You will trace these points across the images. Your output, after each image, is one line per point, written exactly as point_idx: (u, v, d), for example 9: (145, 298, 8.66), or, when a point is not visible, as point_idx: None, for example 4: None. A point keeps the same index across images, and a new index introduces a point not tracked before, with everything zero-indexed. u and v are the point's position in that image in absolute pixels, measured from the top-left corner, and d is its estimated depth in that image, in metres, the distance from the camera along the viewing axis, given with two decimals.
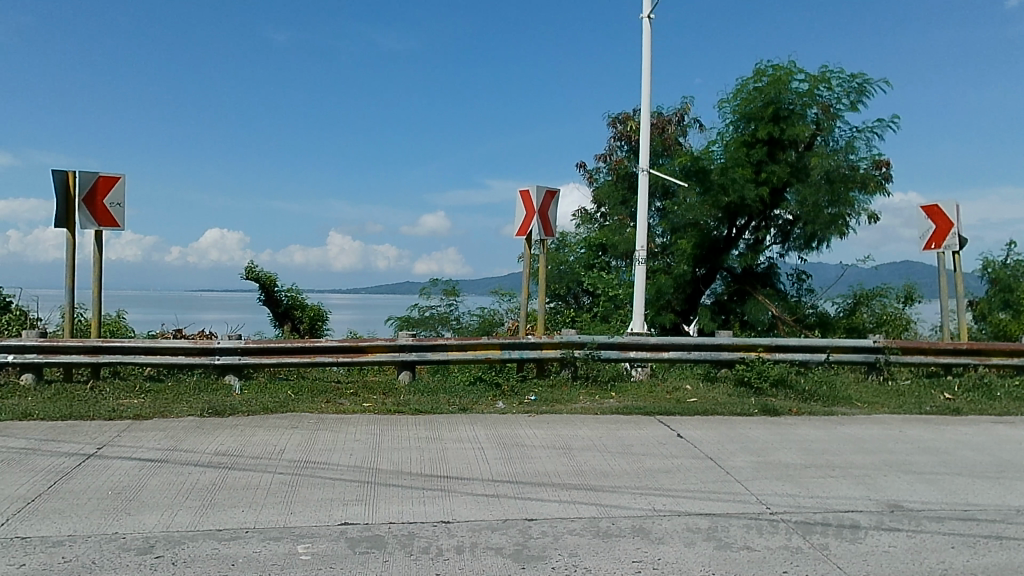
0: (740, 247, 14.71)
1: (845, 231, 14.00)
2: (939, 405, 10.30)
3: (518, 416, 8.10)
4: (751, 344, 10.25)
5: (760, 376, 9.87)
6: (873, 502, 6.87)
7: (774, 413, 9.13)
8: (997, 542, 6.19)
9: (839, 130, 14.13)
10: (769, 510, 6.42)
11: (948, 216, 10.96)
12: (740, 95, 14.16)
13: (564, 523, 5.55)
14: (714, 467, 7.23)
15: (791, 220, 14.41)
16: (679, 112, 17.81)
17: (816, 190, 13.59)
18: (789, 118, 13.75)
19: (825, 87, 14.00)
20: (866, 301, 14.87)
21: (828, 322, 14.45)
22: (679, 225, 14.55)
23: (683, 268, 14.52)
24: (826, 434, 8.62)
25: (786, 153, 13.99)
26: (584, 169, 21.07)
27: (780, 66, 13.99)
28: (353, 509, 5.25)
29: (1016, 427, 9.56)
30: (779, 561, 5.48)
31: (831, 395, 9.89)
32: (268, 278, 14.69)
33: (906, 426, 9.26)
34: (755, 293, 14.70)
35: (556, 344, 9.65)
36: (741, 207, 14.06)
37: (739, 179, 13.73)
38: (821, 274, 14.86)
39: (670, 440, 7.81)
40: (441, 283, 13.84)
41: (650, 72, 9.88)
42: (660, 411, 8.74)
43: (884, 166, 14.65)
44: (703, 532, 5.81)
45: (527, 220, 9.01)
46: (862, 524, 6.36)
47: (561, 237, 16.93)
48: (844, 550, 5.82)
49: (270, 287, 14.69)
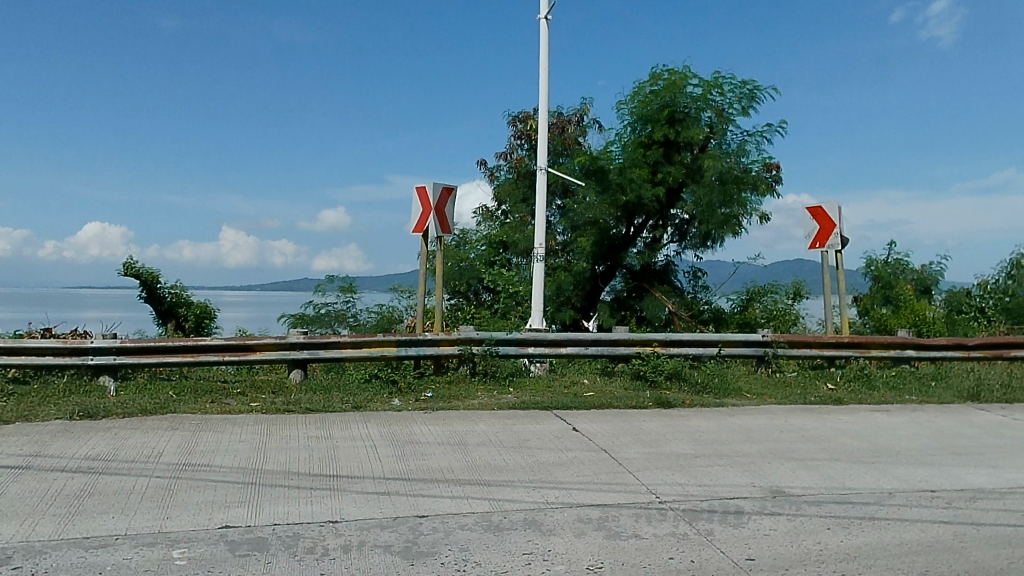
0: (638, 246, 15.04)
1: (738, 230, 14.58)
2: (823, 395, 10.89)
3: (413, 413, 8.08)
4: (646, 339, 10.54)
5: (654, 370, 10.18)
6: (757, 488, 7.19)
7: (668, 405, 9.42)
8: (869, 522, 6.60)
9: (732, 133, 14.68)
10: (658, 499, 6.63)
11: (830, 217, 11.58)
12: (636, 97, 14.56)
13: (455, 518, 5.58)
14: (607, 458, 7.41)
15: (687, 220, 14.90)
16: (579, 112, 18.15)
17: (710, 191, 14.10)
18: (684, 121, 14.21)
19: (718, 92, 14.51)
20: (758, 297, 15.61)
21: (722, 318, 15.03)
22: (580, 224, 14.83)
23: (582, 265, 14.92)
24: (716, 425, 8.96)
25: (681, 155, 14.46)
26: (484, 167, 21.15)
27: (675, 70, 14.41)
28: (236, 511, 5.12)
29: (891, 415, 10.21)
30: (666, 548, 5.67)
31: (722, 387, 10.27)
32: (149, 275, 14.14)
33: (791, 415, 9.74)
34: (653, 289, 15.04)
35: (454, 340, 9.67)
36: (638, 207, 14.43)
37: (636, 179, 14.12)
38: (715, 273, 15.32)
39: (565, 433, 7.95)
40: (337, 280, 13.62)
41: (547, 70, 10.01)
42: (556, 405, 8.89)
43: (774, 168, 15.29)
44: (594, 522, 5.96)
45: (423, 217, 8.98)
46: (746, 510, 6.65)
47: (462, 234, 16.98)
48: (728, 534, 6.08)
49: (152, 283, 14.16)
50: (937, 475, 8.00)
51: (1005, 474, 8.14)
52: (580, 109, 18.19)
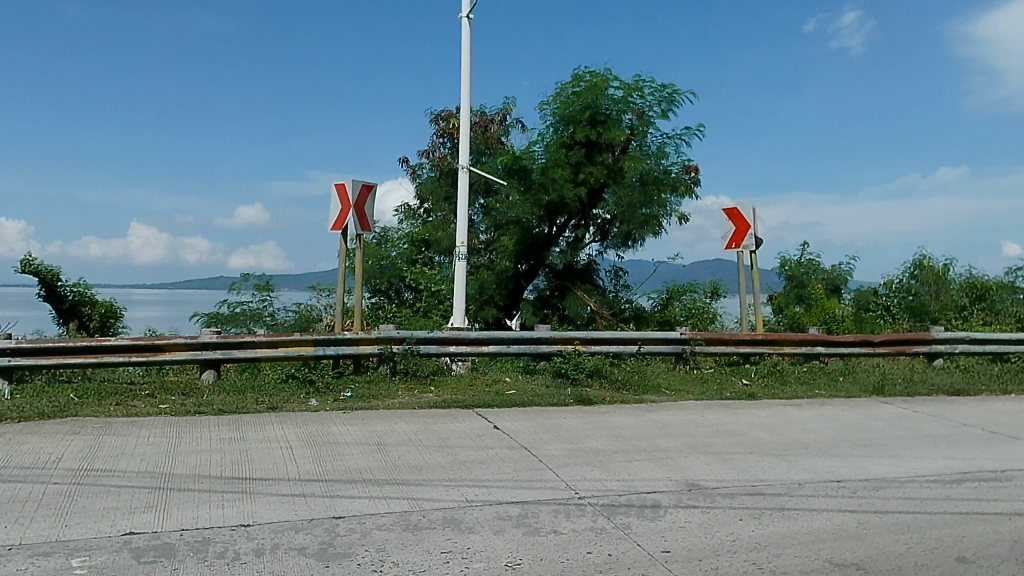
0: (560, 245, 15.17)
1: (658, 231, 14.93)
2: (738, 391, 11.24)
3: (331, 413, 7.96)
4: (568, 337, 10.67)
5: (576, 368, 10.35)
6: (673, 482, 7.38)
7: (588, 402, 9.56)
8: (779, 513, 6.86)
9: (652, 135, 14.98)
10: (578, 495, 6.72)
11: (745, 218, 11.95)
12: (559, 98, 14.71)
13: (373, 519, 5.53)
14: (528, 455, 7.47)
15: (609, 220, 15.12)
16: (502, 111, 18.24)
17: (631, 192, 14.41)
18: (606, 123, 14.44)
19: (638, 95, 14.80)
20: (676, 296, 15.99)
21: (642, 316, 15.34)
22: (503, 223, 15.02)
23: (505, 264, 15.03)
24: (635, 421, 9.14)
25: (603, 156, 14.66)
26: (407, 164, 21.03)
27: (597, 72, 14.62)
28: (141, 517, 4.94)
29: (802, 410, 10.62)
30: (584, 543, 5.76)
31: (642, 384, 10.49)
32: (49, 273, 13.54)
33: (707, 411, 10.02)
34: (575, 288, 15.23)
35: (373, 339, 9.56)
36: (560, 207, 14.56)
37: (558, 179, 14.20)
38: (635, 272, 15.65)
39: (486, 431, 7.97)
40: (252, 279, 13.26)
41: (468, 69, 10.01)
42: (477, 403, 8.91)
43: (693, 171, 15.71)
44: (513, 519, 6.00)
45: (342, 215, 8.86)
46: (662, 503, 6.81)
47: (383, 232, 16.82)
48: (644, 527, 6.21)
49: (52, 282, 13.57)
50: (843, 465, 8.37)
51: (905, 463, 8.59)
52: (503, 109, 18.28)
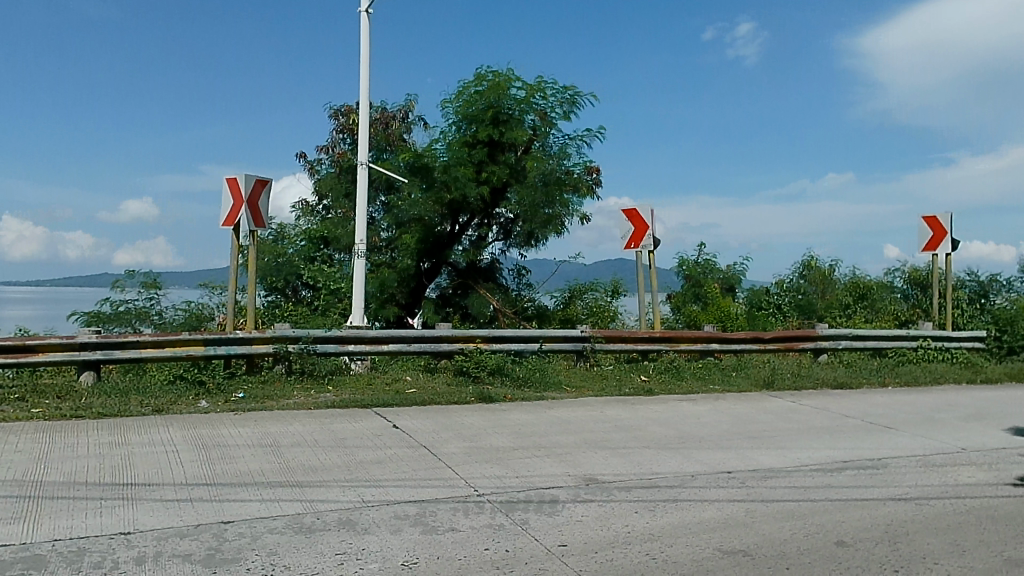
0: (463, 243, 15.14)
1: (561, 230, 15.14)
2: (636, 387, 11.55)
3: (221, 415, 7.70)
4: (468, 335, 10.68)
5: (477, 366, 10.39)
6: (572, 477, 7.51)
7: (490, 400, 9.61)
8: (672, 504, 7.09)
9: (554, 136, 15.19)
10: (476, 492, 6.74)
11: (644, 219, 12.28)
12: (461, 96, 14.75)
13: (265, 522, 5.39)
14: (427, 454, 7.45)
15: (512, 219, 15.20)
16: (404, 108, 18.10)
17: (533, 192, 14.55)
18: (508, 123, 14.54)
19: (541, 96, 14.97)
20: (578, 294, 16.25)
21: (545, 314, 15.59)
22: (404, 220, 14.87)
23: (407, 262, 14.90)
24: (535, 418, 9.25)
25: (505, 155, 14.76)
26: (304, 160, 20.56)
27: (499, 72, 14.74)
28: (8, 529, 4.67)
29: (696, 404, 11.01)
30: (482, 539, 5.79)
31: (543, 381, 10.63)
32: None
33: (606, 407, 10.24)
34: (478, 286, 15.27)
35: (268, 339, 9.33)
36: (463, 205, 14.64)
37: (461, 177, 14.27)
38: (538, 270, 15.89)
39: (384, 431, 7.89)
40: (138, 276, 12.70)
41: (368, 64, 9.89)
42: (376, 403, 8.81)
43: (594, 171, 16.02)
44: (411, 518, 5.97)
45: (234, 210, 8.58)
46: (560, 498, 6.92)
47: (280, 228, 16.38)
48: (542, 522, 6.30)
49: None
50: (733, 457, 8.73)
51: (791, 454, 9.03)
52: (405, 106, 18.15)
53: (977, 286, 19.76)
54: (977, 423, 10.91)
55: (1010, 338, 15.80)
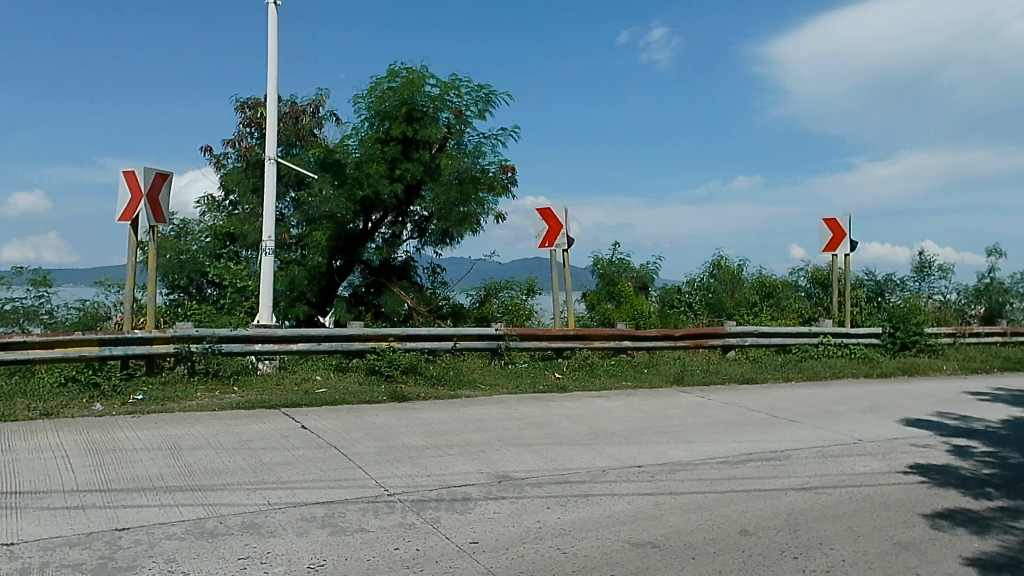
0: (376, 241, 15.01)
1: (476, 229, 15.14)
2: (550, 384, 11.69)
3: (117, 418, 7.41)
4: (381, 333, 10.59)
5: (390, 364, 10.31)
6: (484, 475, 7.54)
7: (402, 399, 9.55)
8: (583, 499, 7.21)
9: (469, 135, 15.20)
10: (387, 492, 6.69)
11: (558, 218, 12.44)
12: (374, 92, 14.62)
13: (163, 528, 5.20)
14: (337, 454, 7.34)
15: (426, 217, 15.15)
16: (314, 103, 17.75)
17: (448, 189, 14.56)
18: (422, 120, 14.52)
19: (455, 93, 14.96)
20: (494, 293, 16.25)
21: (460, 313, 15.51)
22: (315, 217, 14.67)
23: (317, 259, 14.62)
24: (448, 416, 9.24)
25: (419, 153, 14.72)
26: (210, 153, 19.92)
27: (413, 69, 14.67)
28: None
29: (609, 400, 11.23)
30: (392, 539, 5.74)
31: (457, 379, 10.64)
32: None
33: (520, 404, 10.32)
34: (391, 284, 15.14)
35: (168, 339, 9.02)
36: (375, 203, 14.45)
37: (374, 174, 14.12)
38: (453, 269, 15.95)
39: (292, 431, 7.74)
40: (27, 273, 12.02)
41: (275, 57, 9.64)
42: (285, 403, 8.63)
43: (509, 171, 16.10)
44: (318, 519, 5.86)
45: (131, 205, 8.25)
46: (472, 496, 6.93)
47: (183, 224, 15.84)
48: (453, 520, 6.30)
49: None
50: (643, 451, 8.94)
51: (698, 447, 9.31)
52: (316, 100, 17.81)
53: (873, 284, 21.08)
54: (871, 415, 11.52)
55: (903, 334, 16.60)
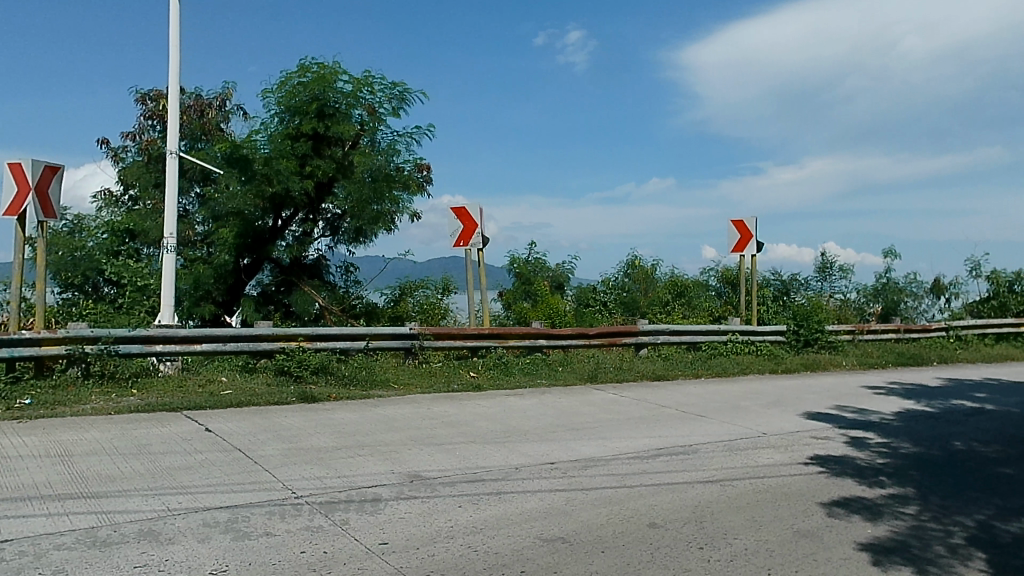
0: (287, 239, 14.68)
1: (390, 227, 15.00)
2: (464, 383, 11.70)
3: (3, 424, 7.06)
4: (291, 333, 10.36)
5: (300, 365, 10.11)
6: (396, 475, 7.48)
7: (312, 400, 9.39)
8: (495, 497, 7.26)
9: (383, 133, 15.05)
10: (294, 495, 6.56)
11: (473, 217, 12.46)
12: (284, 87, 14.37)
13: (51, 538, 4.99)
14: (242, 458, 7.16)
15: (339, 215, 14.94)
16: (221, 96, 17.22)
17: (361, 187, 14.40)
18: (334, 116, 14.30)
19: (369, 90, 14.82)
20: (409, 292, 16.04)
21: (373, 311, 15.34)
22: (221, 214, 14.25)
23: (224, 257, 14.15)
24: (360, 417, 9.14)
25: (331, 150, 14.49)
26: (107, 146, 19.04)
27: (325, 64, 14.49)
28: None
29: (523, 399, 11.32)
30: (298, 542, 5.64)
31: (369, 379, 10.53)
32: None
33: (434, 403, 10.28)
34: (301, 284, 14.86)
35: (59, 339, 8.69)
36: (285, 199, 14.16)
37: (283, 170, 13.81)
38: (368, 267, 15.80)
39: (195, 435, 7.50)
40: None
41: (178, 48, 9.29)
42: (188, 405, 8.34)
43: (425, 169, 16.04)
44: (221, 525, 5.70)
45: (18, 199, 7.83)
46: (383, 496, 6.87)
47: (77, 220, 15.14)
48: (362, 521, 6.24)
49: None
50: (556, 448, 9.06)
51: (610, 443, 9.50)
52: (223, 94, 17.28)
53: (779, 284, 21.97)
54: (775, 409, 12.00)
55: (806, 331, 17.35)
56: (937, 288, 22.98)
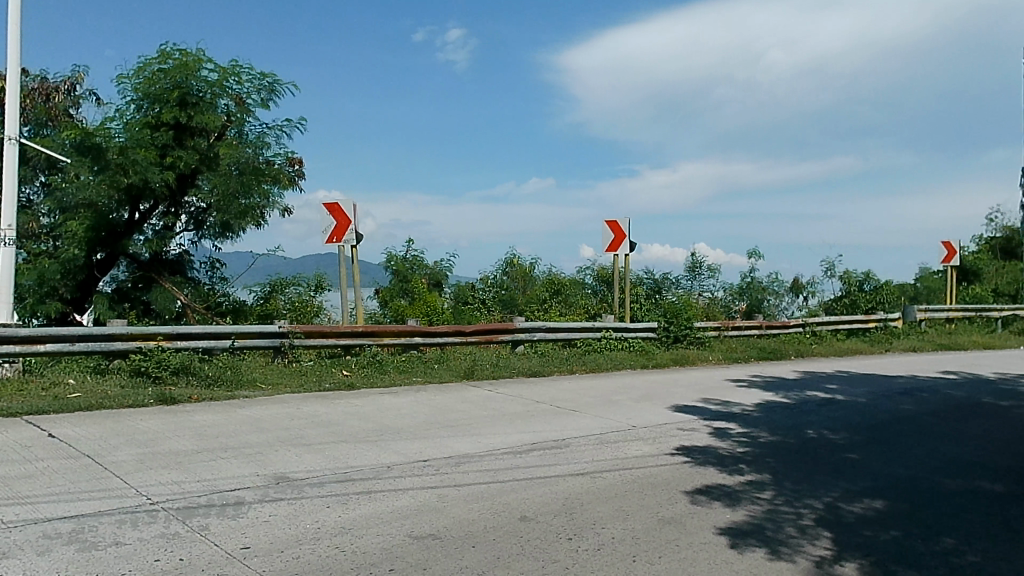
0: (145, 233, 13.96)
1: (260, 221, 14.53)
2: (337, 382, 11.51)
3: None
4: (148, 332, 9.89)
5: (158, 366, 9.73)
6: (261, 477, 7.27)
7: (171, 401, 9.00)
8: (366, 496, 7.20)
9: (251, 124, 14.58)
10: (149, 501, 6.26)
11: (346, 213, 12.26)
12: (142, 73, 13.70)
13: None
14: (90, 464, 6.77)
15: (203, 208, 14.35)
16: (69, 80, 16.09)
17: (227, 179, 13.85)
18: (197, 105, 13.72)
19: (236, 80, 14.32)
20: (280, 289, 15.42)
21: (241, 310, 14.80)
22: (71, 205, 13.39)
23: (73, 252, 13.28)
24: (224, 418, 8.82)
25: (195, 140, 13.91)
26: None
27: (187, 51, 13.92)
28: None
29: (397, 396, 11.26)
30: (152, 550, 5.40)
31: (235, 380, 10.18)
32: None
33: (303, 403, 10.06)
34: (162, 280, 14.14)
35: None
36: (143, 191, 13.43)
37: (141, 160, 13.12)
38: (235, 263, 15.32)
39: (36, 441, 7.05)
40: None
41: (17, 25, 8.62)
42: (29, 410, 7.85)
43: (296, 163, 15.66)
44: (64, 536, 5.39)
45: None
46: (246, 499, 6.67)
47: None
48: (223, 527, 6.03)
49: None
50: (429, 446, 9.08)
51: (484, 439, 9.61)
52: (72, 77, 16.18)
53: (651, 282, 22.85)
54: (644, 403, 12.50)
55: (676, 328, 18.15)
56: (796, 287, 24.59)
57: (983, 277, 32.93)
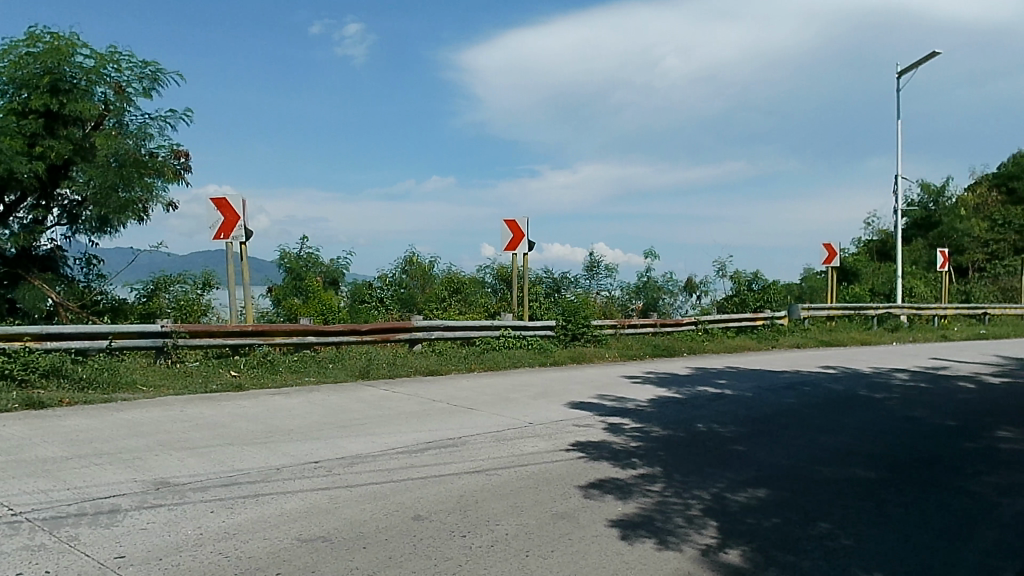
0: (11, 227, 13.10)
1: (142, 216, 13.87)
2: (224, 382, 11.14)
3: None
4: (14, 334, 9.75)
5: (25, 368, 9.38)
6: (139, 483, 6.96)
7: (38, 406, 8.55)
8: (253, 499, 7.01)
9: (131, 114, 13.91)
10: (11, 512, 5.93)
11: (234, 209, 11.88)
12: (8, 57, 12.88)
13: None
14: None
15: (79, 202, 13.58)
16: None
17: (104, 171, 13.16)
18: (71, 93, 12.97)
19: (114, 68, 13.68)
20: (163, 288, 15.16)
21: (121, 309, 14.15)
22: None
23: None
24: (99, 422, 8.41)
25: (68, 129, 13.12)
26: None
27: (60, 35, 13.17)
28: None
29: (289, 397, 11.01)
30: (14, 564, 5.13)
31: (112, 381, 9.74)
32: None
33: (187, 405, 9.68)
34: (29, 276, 13.28)
35: None
36: (9, 182, 12.57)
37: (6, 149, 12.24)
38: (113, 259, 14.37)
39: None
40: None
41: None
42: None
43: (182, 156, 15.01)
44: None
45: None
46: (121, 507, 6.38)
47: None
48: (95, 536, 5.75)
49: None
50: (322, 447, 8.93)
51: (379, 439, 9.53)
52: None
53: (550, 281, 23.22)
54: (541, 400, 12.69)
55: (573, 326, 18.50)
56: (689, 287, 25.51)
57: (861, 277, 35.11)
